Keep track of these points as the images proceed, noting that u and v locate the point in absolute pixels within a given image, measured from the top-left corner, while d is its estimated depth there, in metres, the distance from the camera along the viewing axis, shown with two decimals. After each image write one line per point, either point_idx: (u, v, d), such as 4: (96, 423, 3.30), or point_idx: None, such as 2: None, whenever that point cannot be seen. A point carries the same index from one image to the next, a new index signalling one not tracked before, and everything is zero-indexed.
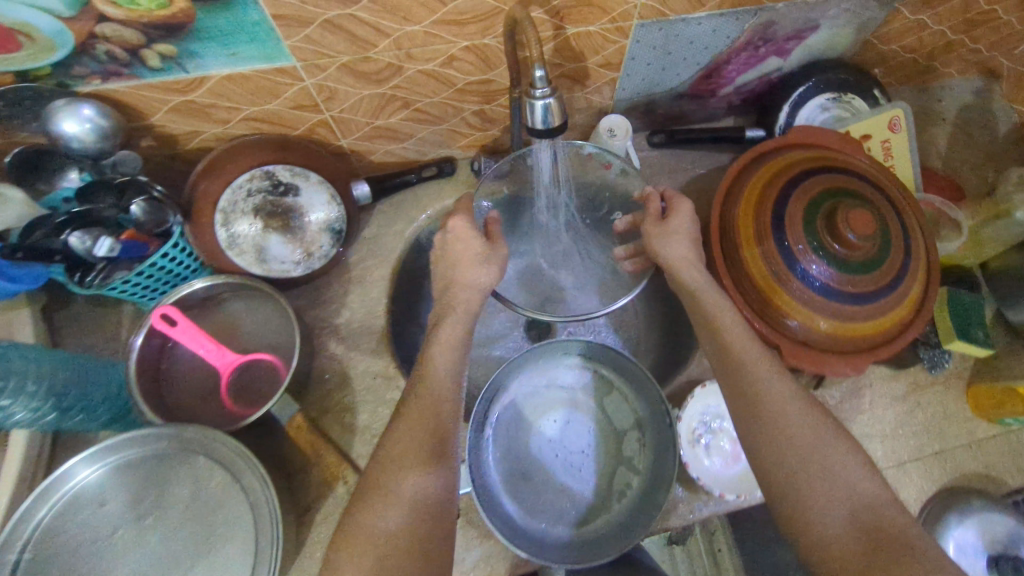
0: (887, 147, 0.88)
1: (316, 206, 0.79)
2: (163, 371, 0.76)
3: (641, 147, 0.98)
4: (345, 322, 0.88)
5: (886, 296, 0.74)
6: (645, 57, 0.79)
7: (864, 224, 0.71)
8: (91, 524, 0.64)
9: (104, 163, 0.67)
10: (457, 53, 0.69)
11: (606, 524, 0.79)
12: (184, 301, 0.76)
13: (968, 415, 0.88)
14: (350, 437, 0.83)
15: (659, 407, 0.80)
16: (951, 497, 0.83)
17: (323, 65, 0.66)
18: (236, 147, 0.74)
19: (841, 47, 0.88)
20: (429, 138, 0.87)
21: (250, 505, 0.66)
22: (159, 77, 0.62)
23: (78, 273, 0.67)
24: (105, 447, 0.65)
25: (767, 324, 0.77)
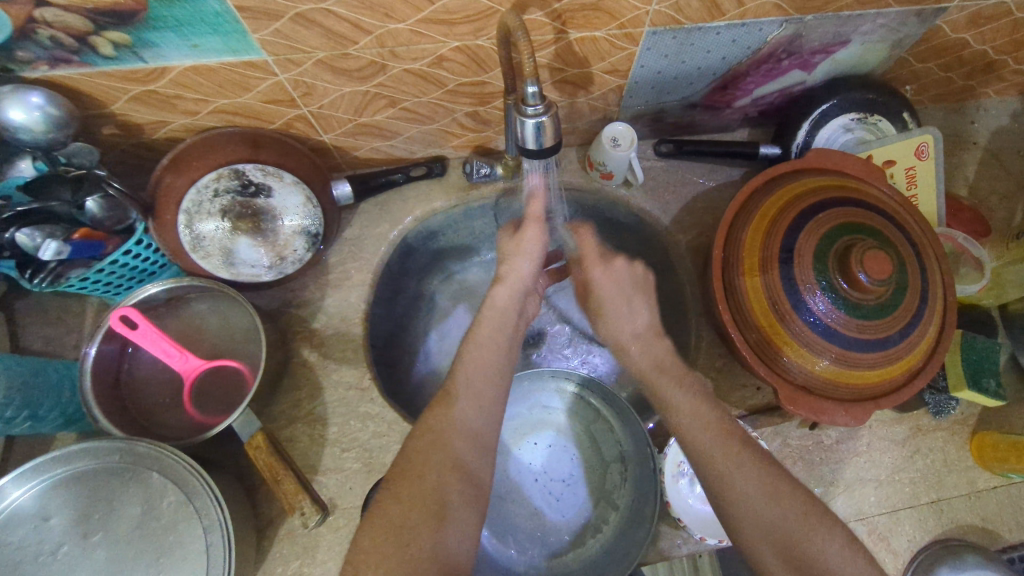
0: (912, 174, 0.81)
1: (290, 209, 0.73)
2: (123, 375, 0.72)
3: (648, 155, 0.91)
4: (322, 327, 0.83)
5: (897, 344, 0.68)
6: (655, 65, 0.73)
7: (880, 265, 0.65)
8: (35, 538, 0.61)
9: (58, 155, 0.63)
10: (446, 53, 0.63)
11: (576, 559, 0.76)
12: (146, 303, 0.72)
13: (971, 464, 0.83)
14: (319, 450, 0.77)
15: (644, 447, 0.74)
16: (942, 553, 0.79)
17: (297, 60, 0.60)
18: (206, 141, 0.69)
19: (872, 62, 0.81)
20: (419, 137, 0.81)
21: (201, 528, 0.63)
22: (115, 66, 0.57)
23: (29, 271, 0.64)
24: (54, 458, 0.62)
25: (766, 365, 0.71)
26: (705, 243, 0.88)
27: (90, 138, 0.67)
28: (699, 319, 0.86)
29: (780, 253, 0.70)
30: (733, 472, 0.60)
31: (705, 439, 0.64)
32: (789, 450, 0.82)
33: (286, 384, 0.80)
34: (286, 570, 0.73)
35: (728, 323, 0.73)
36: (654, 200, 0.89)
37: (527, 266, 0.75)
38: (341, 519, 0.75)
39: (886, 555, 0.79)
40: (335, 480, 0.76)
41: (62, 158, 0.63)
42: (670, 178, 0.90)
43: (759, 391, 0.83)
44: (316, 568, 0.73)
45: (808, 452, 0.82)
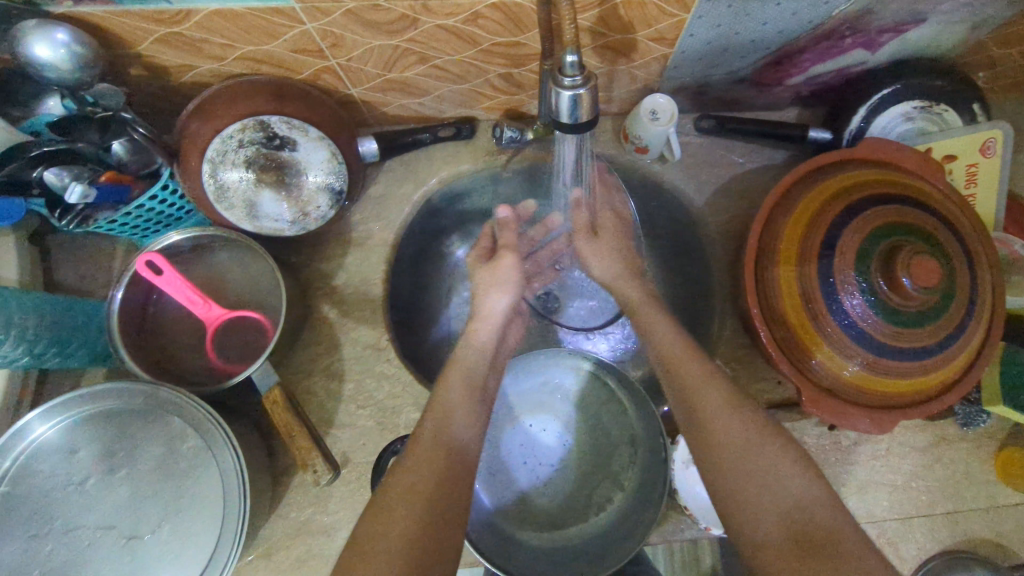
0: (973, 172, 0.75)
1: (314, 165, 0.71)
2: (148, 316, 0.73)
3: (687, 131, 0.86)
4: (342, 284, 0.82)
5: (935, 354, 0.65)
6: (705, 35, 0.68)
7: (927, 271, 0.62)
8: (64, 469, 0.64)
9: (84, 94, 0.61)
10: (482, 11, 0.59)
11: (578, 535, 0.77)
12: (172, 249, 0.72)
13: (994, 479, 0.81)
14: (334, 405, 0.79)
15: (657, 437, 0.73)
16: (949, 565, 0.78)
17: (325, 9, 0.57)
18: (232, 89, 0.67)
19: (945, 44, 0.74)
20: (449, 97, 0.78)
21: (218, 473, 0.65)
22: (139, 6, 0.55)
23: (58, 212, 0.64)
24: (82, 396, 0.64)
25: (789, 363, 0.69)
26: (739, 228, 0.84)
27: (117, 78, 0.66)
28: (724, 305, 0.84)
29: (821, 249, 0.66)
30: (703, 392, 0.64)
31: (683, 374, 0.66)
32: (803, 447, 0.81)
33: (305, 338, 0.80)
34: (299, 515, 0.76)
35: (756, 318, 0.70)
36: (690, 179, 0.85)
37: (503, 301, 0.79)
38: (352, 474, 0.77)
39: (892, 559, 0.79)
40: (347, 436, 0.78)
41: (89, 98, 0.61)
42: (709, 157, 0.85)
43: (779, 385, 0.81)
44: (326, 517, 0.76)
45: (824, 451, 0.81)
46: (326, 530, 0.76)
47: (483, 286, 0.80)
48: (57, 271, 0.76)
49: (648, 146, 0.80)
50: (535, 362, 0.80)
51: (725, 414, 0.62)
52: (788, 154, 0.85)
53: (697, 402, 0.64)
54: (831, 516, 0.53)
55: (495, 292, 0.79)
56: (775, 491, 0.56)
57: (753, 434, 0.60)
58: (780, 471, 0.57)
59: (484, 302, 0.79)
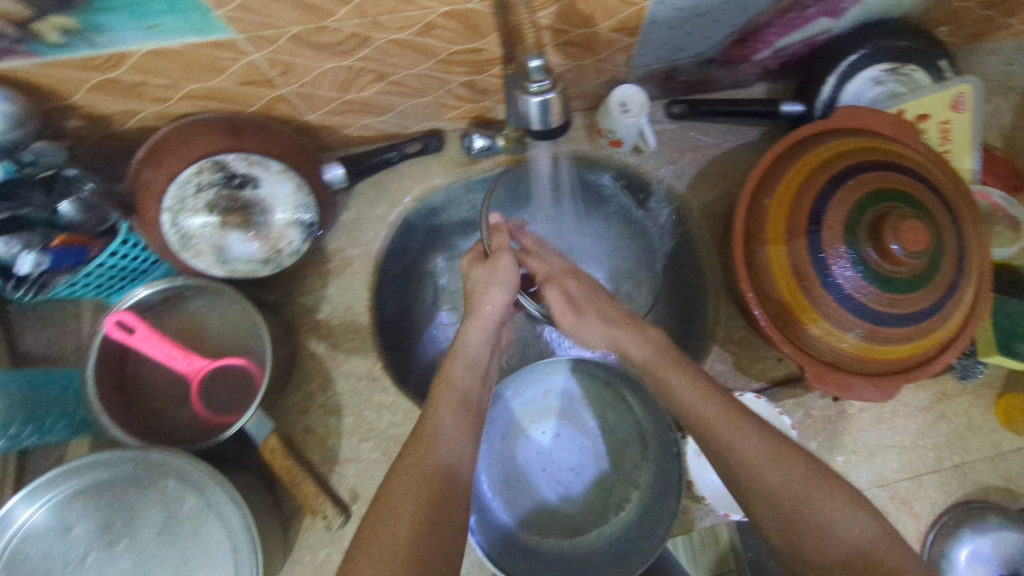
0: (946, 128, 0.75)
1: (281, 199, 0.68)
2: (127, 379, 0.68)
3: (660, 117, 0.84)
4: (327, 317, 0.78)
5: (930, 316, 0.65)
6: (668, 20, 0.66)
7: (915, 236, 0.61)
8: (58, 551, 0.57)
9: (22, 155, 0.57)
10: (436, 20, 0.56)
11: (600, 539, 0.74)
12: (139, 305, 0.67)
13: (996, 426, 0.81)
14: (336, 440, 0.74)
15: (666, 428, 0.71)
16: (964, 517, 0.76)
17: (270, 37, 0.54)
18: (182, 130, 0.63)
19: (905, 5, 0.73)
20: (412, 111, 0.75)
21: (226, 531, 0.58)
22: (67, 55, 0.51)
23: (12, 282, 0.59)
24: (66, 470, 0.57)
25: (790, 342, 0.68)
26: (724, 210, 0.83)
27: (57, 132, 0.62)
28: (717, 289, 0.83)
29: (809, 224, 0.65)
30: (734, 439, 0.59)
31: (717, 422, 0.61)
32: (811, 420, 0.80)
33: (296, 378, 0.76)
34: (314, 558, 0.71)
35: (750, 300, 0.69)
36: (668, 166, 0.83)
37: (503, 301, 0.70)
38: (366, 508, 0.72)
39: (908, 518, 0.78)
40: (354, 471, 0.73)
41: (27, 158, 0.57)
42: (684, 142, 0.84)
43: (781, 362, 0.80)
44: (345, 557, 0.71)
45: (831, 421, 0.80)
46: None
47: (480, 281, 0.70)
48: (22, 342, 0.71)
49: (621, 138, 0.78)
50: (536, 369, 0.78)
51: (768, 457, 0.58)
52: (763, 130, 0.84)
53: (735, 456, 0.59)
54: (898, 562, 0.52)
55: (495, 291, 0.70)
56: (835, 538, 0.54)
57: (797, 480, 0.56)
58: (839, 514, 0.55)
59: (481, 300, 0.69)
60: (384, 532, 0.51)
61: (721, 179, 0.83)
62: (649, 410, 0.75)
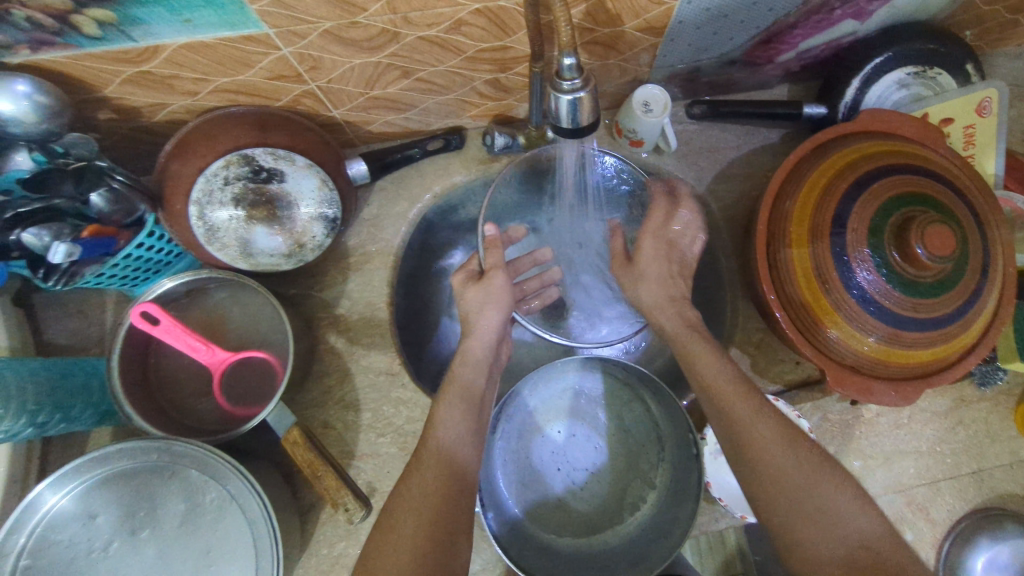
0: (971, 132, 0.75)
1: (305, 193, 0.68)
2: (150, 370, 0.68)
3: (680, 118, 0.84)
4: (347, 312, 0.78)
5: (953, 321, 0.64)
6: (694, 20, 0.66)
7: (941, 241, 0.60)
8: (83, 539, 0.58)
9: (54, 146, 0.57)
10: (466, 17, 0.57)
11: (615, 538, 0.74)
12: (164, 297, 0.67)
13: (1015, 434, 0.79)
14: (354, 435, 0.75)
15: (685, 431, 0.70)
16: (981, 523, 0.75)
17: (301, 32, 0.54)
18: (211, 124, 0.64)
19: (932, 9, 0.73)
20: (435, 108, 0.75)
21: (247, 523, 0.59)
22: (102, 47, 0.51)
23: (42, 272, 0.60)
24: (90, 460, 0.58)
25: (812, 345, 0.67)
26: (744, 212, 0.83)
27: (87, 124, 0.62)
28: (735, 290, 0.83)
29: (833, 226, 0.65)
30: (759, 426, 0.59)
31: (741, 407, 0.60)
32: (829, 424, 0.79)
33: (316, 372, 0.76)
34: (330, 551, 0.71)
35: (772, 302, 0.69)
36: (688, 166, 0.83)
37: (499, 319, 0.70)
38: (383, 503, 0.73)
39: (925, 524, 0.77)
40: (371, 465, 0.74)
41: (59, 149, 0.58)
42: (704, 143, 0.84)
43: (799, 365, 0.80)
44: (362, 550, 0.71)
45: (848, 425, 0.79)
46: None
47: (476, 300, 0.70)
48: (48, 331, 0.72)
49: (642, 139, 0.78)
50: (553, 369, 0.77)
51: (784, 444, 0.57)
52: (784, 132, 0.84)
53: (747, 427, 0.59)
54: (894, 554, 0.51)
55: (490, 310, 0.70)
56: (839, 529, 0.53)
57: (811, 469, 0.55)
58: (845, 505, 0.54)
59: (476, 320, 0.70)
60: (408, 521, 0.53)
61: (742, 181, 0.83)
62: (667, 413, 0.74)
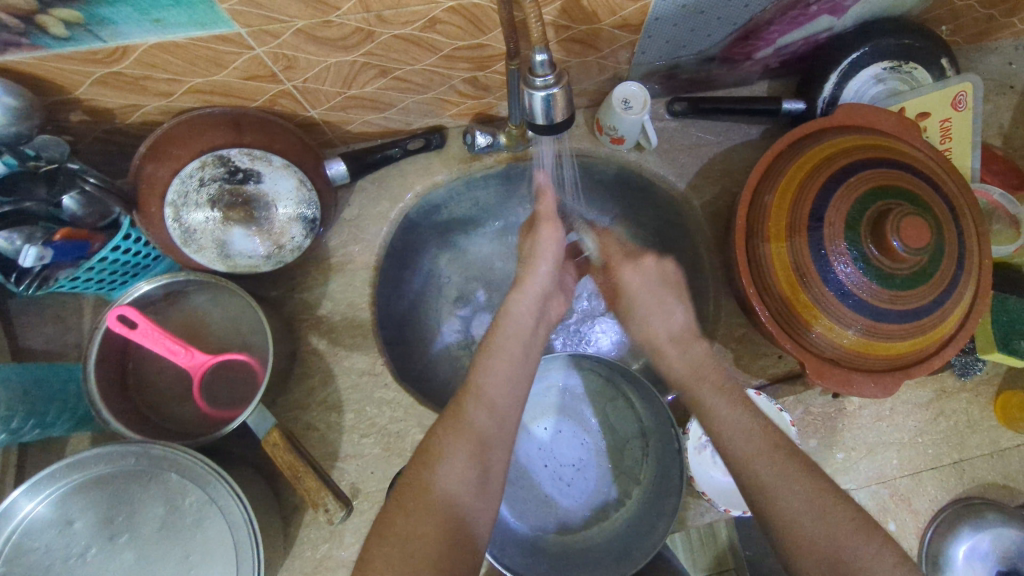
0: (946, 126, 0.76)
1: (283, 194, 0.68)
2: (129, 375, 0.67)
3: (661, 115, 0.85)
4: (329, 313, 0.78)
5: (930, 313, 0.64)
6: (671, 17, 0.66)
7: (917, 233, 0.61)
8: (60, 545, 0.57)
9: (24, 148, 0.56)
10: (440, 15, 0.56)
11: (601, 535, 0.74)
12: (141, 300, 0.66)
13: (995, 424, 0.80)
14: (337, 436, 0.74)
15: (667, 426, 0.70)
16: (962, 513, 0.76)
17: (274, 31, 0.54)
18: (187, 125, 0.63)
19: (907, 4, 0.74)
20: (415, 107, 0.75)
21: (228, 526, 0.58)
22: (71, 48, 0.51)
23: (14, 276, 0.60)
24: (67, 465, 0.57)
25: (792, 339, 0.68)
26: (724, 208, 0.83)
27: (59, 126, 0.62)
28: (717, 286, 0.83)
29: (810, 221, 0.65)
30: (784, 497, 0.55)
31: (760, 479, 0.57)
32: (811, 417, 0.79)
33: (298, 374, 0.76)
34: (315, 553, 0.71)
35: (752, 297, 0.69)
36: (670, 163, 0.83)
37: (545, 272, 0.73)
38: (367, 504, 0.72)
39: (907, 515, 0.77)
40: (355, 467, 0.73)
41: (30, 151, 0.56)
42: (685, 139, 0.84)
43: (781, 359, 0.80)
44: (345, 552, 0.71)
45: (830, 419, 0.79)
46: (346, 566, 0.71)
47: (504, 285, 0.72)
48: (25, 336, 0.71)
49: (622, 136, 0.78)
50: (537, 366, 0.77)
51: (811, 516, 0.53)
52: (764, 128, 0.84)
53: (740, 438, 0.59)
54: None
55: (538, 263, 0.73)
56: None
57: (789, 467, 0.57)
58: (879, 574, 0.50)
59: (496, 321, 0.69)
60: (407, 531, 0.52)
61: (722, 176, 0.83)
62: (651, 409, 0.74)
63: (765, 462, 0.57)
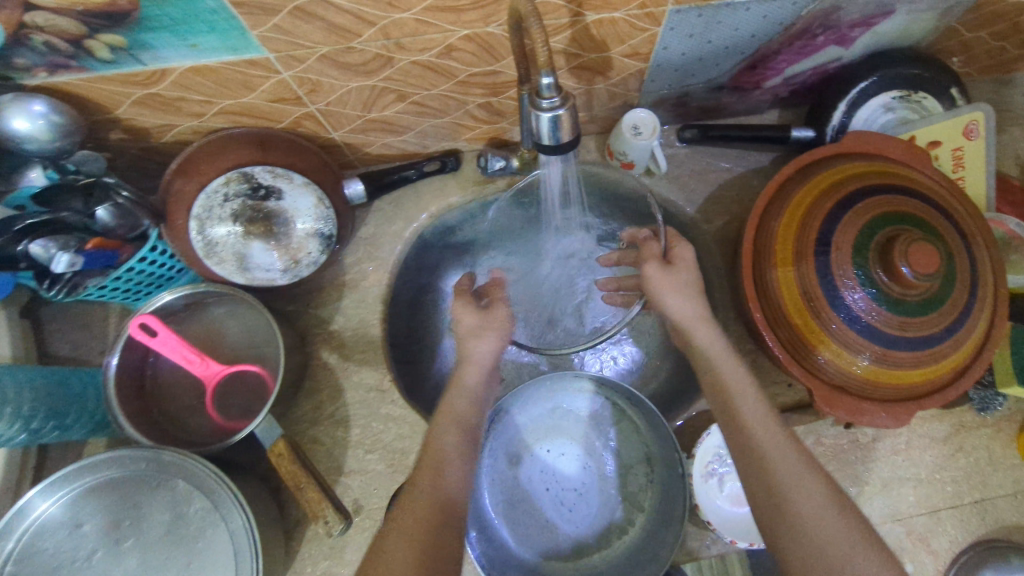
0: (959, 155, 0.75)
1: (302, 211, 0.71)
2: (146, 382, 0.69)
3: (670, 143, 0.86)
4: (340, 329, 0.80)
5: (943, 341, 0.63)
6: (679, 47, 0.68)
7: (928, 259, 0.60)
8: (68, 547, 0.58)
9: (65, 163, 0.61)
10: (456, 43, 0.60)
11: (603, 561, 0.72)
12: (163, 310, 0.68)
13: (1018, 462, 0.76)
14: (342, 452, 0.75)
15: (673, 454, 0.69)
16: (983, 556, 0.72)
17: (300, 56, 0.58)
18: (214, 143, 0.67)
19: (916, 35, 0.75)
20: (431, 131, 0.78)
21: (229, 537, 0.59)
22: (114, 70, 0.55)
23: (47, 282, 0.62)
24: (80, 467, 0.58)
25: (798, 362, 0.67)
26: (734, 234, 0.83)
27: (99, 143, 0.66)
28: (726, 310, 0.82)
29: (817, 246, 0.65)
30: (789, 491, 0.55)
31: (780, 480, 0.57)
32: (823, 449, 0.77)
33: (308, 388, 0.77)
34: (314, 569, 0.70)
35: (760, 323, 0.68)
36: (679, 188, 0.85)
37: (494, 346, 0.69)
38: (367, 521, 0.72)
39: (925, 556, 0.73)
40: (359, 482, 0.73)
41: (70, 166, 0.61)
42: (696, 166, 0.85)
43: (791, 387, 0.78)
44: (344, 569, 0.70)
45: (843, 451, 0.77)
46: None
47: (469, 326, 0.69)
48: (52, 343, 0.74)
49: (632, 161, 0.79)
50: (542, 386, 0.77)
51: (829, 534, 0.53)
52: (773, 156, 0.85)
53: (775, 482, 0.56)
54: None
55: (488, 337, 0.69)
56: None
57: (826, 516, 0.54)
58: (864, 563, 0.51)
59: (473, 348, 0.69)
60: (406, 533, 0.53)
61: (731, 203, 0.84)
62: (657, 435, 0.73)
63: (792, 485, 0.56)
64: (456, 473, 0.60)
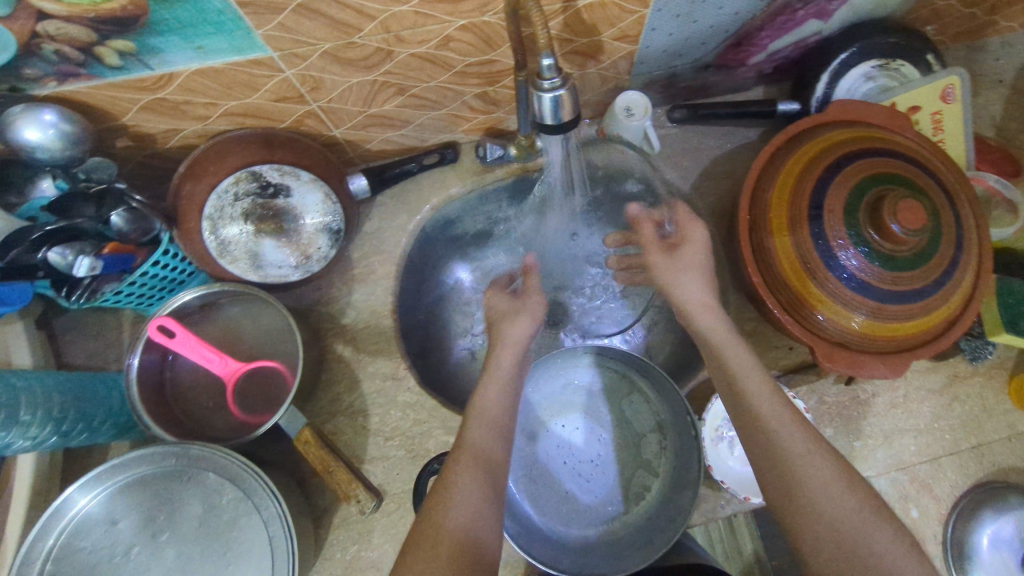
0: (938, 119, 0.79)
1: (310, 208, 0.73)
2: (166, 383, 0.70)
3: (661, 123, 0.89)
4: (352, 321, 0.81)
5: (933, 294, 0.66)
6: (666, 27, 0.71)
7: (915, 217, 0.63)
8: (105, 544, 0.59)
9: (77, 171, 0.62)
10: (453, 33, 0.62)
11: (621, 527, 0.75)
12: (180, 311, 0.70)
13: (1010, 408, 0.80)
14: (362, 440, 0.76)
15: (683, 417, 0.72)
16: (986, 496, 0.76)
17: (302, 54, 0.59)
18: (219, 145, 0.68)
19: (890, 6, 0.78)
20: (430, 123, 0.80)
21: (264, 525, 0.60)
22: (122, 76, 0.56)
23: (65, 289, 0.63)
24: (110, 467, 0.60)
25: (796, 322, 0.70)
26: (728, 207, 0.86)
27: (106, 152, 0.67)
28: (724, 282, 0.85)
29: (810, 210, 0.68)
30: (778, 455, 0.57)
31: (795, 461, 0.57)
32: (826, 407, 0.80)
33: (324, 380, 0.79)
34: (345, 554, 0.72)
35: (760, 288, 0.71)
36: (673, 166, 0.87)
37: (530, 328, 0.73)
38: (392, 504, 0.74)
39: (929, 502, 0.77)
40: (381, 468, 0.75)
41: (81, 174, 0.62)
42: (686, 144, 0.88)
43: (792, 350, 0.81)
44: (373, 552, 0.72)
45: (845, 408, 0.80)
46: (374, 567, 0.72)
47: (506, 312, 0.75)
48: (69, 353, 0.75)
49: (626, 142, 0.82)
50: (551, 364, 0.79)
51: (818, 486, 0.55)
52: (761, 131, 0.88)
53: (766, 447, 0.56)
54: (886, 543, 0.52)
55: (523, 321, 0.73)
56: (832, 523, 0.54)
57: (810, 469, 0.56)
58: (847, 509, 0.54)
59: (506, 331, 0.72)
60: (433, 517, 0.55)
61: (723, 178, 0.87)
62: (668, 403, 0.75)
63: None
64: (486, 446, 0.61)
